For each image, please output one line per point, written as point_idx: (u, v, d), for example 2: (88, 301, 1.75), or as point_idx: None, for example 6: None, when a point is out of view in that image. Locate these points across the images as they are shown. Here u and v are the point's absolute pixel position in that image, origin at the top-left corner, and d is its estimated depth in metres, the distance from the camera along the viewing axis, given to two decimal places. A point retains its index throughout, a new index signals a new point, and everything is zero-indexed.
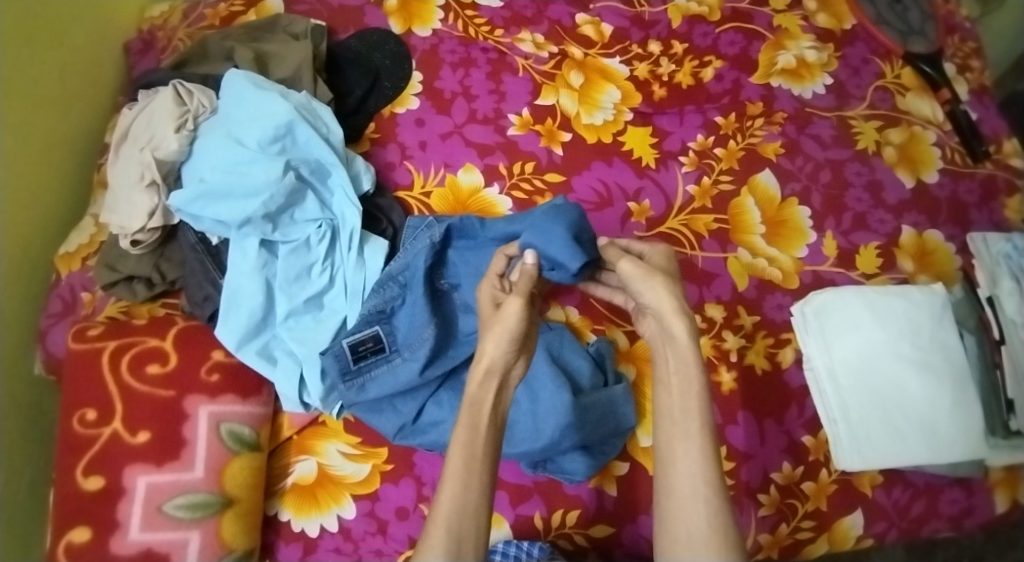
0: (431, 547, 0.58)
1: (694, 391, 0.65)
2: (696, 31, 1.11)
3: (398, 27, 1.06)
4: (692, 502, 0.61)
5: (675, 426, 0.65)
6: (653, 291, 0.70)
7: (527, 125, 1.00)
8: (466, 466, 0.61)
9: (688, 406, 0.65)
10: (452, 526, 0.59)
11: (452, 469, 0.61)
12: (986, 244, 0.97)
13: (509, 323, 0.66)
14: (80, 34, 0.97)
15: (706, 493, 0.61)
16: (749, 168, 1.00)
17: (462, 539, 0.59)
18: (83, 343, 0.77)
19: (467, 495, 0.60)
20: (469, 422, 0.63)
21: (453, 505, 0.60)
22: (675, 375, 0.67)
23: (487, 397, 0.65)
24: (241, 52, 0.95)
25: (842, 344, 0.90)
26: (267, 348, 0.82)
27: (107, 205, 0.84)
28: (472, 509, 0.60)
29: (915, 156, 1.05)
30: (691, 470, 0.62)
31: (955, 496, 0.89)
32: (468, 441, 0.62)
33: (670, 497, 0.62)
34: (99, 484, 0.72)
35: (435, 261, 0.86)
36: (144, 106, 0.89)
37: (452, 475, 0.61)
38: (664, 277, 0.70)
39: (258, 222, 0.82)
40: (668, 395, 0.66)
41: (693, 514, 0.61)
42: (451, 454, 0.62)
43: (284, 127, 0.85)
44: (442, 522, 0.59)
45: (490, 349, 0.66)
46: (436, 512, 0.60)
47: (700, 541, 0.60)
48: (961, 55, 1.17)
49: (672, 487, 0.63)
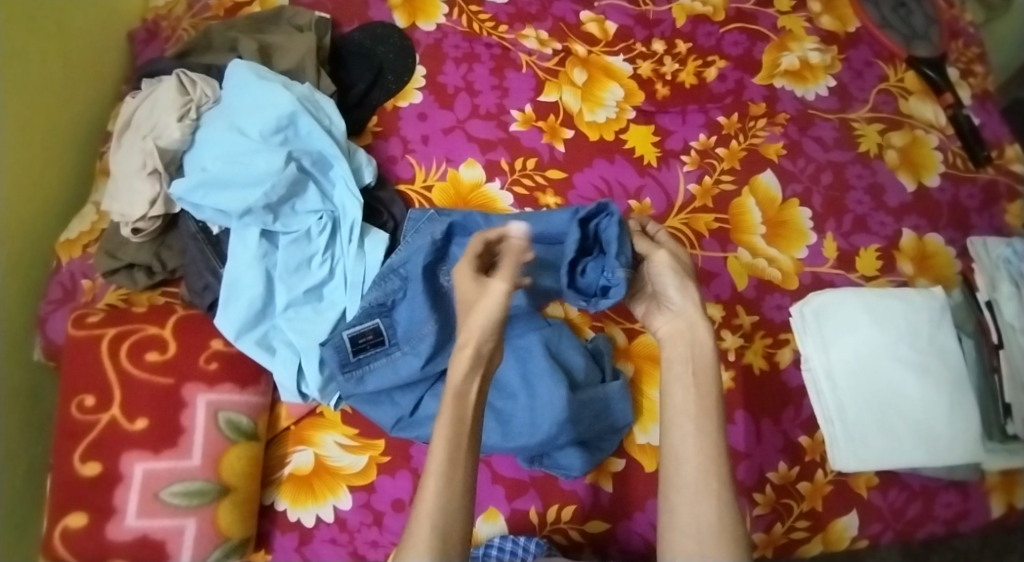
0: (415, 545, 0.57)
1: (711, 390, 0.66)
2: (700, 31, 1.11)
3: (402, 21, 1.06)
4: (704, 497, 0.61)
5: (687, 422, 0.65)
6: (682, 292, 0.72)
7: (530, 121, 1.00)
8: (451, 461, 0.60)
9: (701, 404, 0.65)
10: (439, 522, 0.58)
11: (437, 462, 0.60)
12: (986, 248, 0.97)
13: (493, 307, 0.64)
14: (85, 22, 0.97)
15: (718, 488, 0.62)
16: (750, 168, 1.00)
17: (447, 535, 0.58)
18: (82, 329, 0.77)
19: (452, 491, 0.59)
20: (451, 420, 0.61)
21: (440, 497, 0.59)
22: (693, 372, 0.67)
23: (462, 375, 0.62)
24: (245, 43, 0.95)
25: (839, 345, 0.90)
26: (266, 338, 0.82)
27: (110, 193, 0.84)
28: (457, 505, 0.60)
29: (917, 160, 1.05)
30: (701, 465, 0.63)
31: (951, 498, 0.89)
32: (453, 436, 0.61)
33: (681, 492, 0.62)
34: (96, 470, 0.72)
35: (438, 256, 0.84)
36: (148, 94, 0.89)
37: (437, 468, 0.60)
38: (695, 285, 0.72)
39: (260, 213, 0.82)
40: (684, 393, 0.66)
41: (704, 507, 0.61)
42: (433, 447, 0.61)
43: (287, 118, 0.85)
44: (428, 522, 0.58)
45: (475, 336, 0.63)
46: (420, 506, 0.59)
47: (712, 536, 0.60)
48: (964, 59, 1.17)
49: (684, 481, 0.62)
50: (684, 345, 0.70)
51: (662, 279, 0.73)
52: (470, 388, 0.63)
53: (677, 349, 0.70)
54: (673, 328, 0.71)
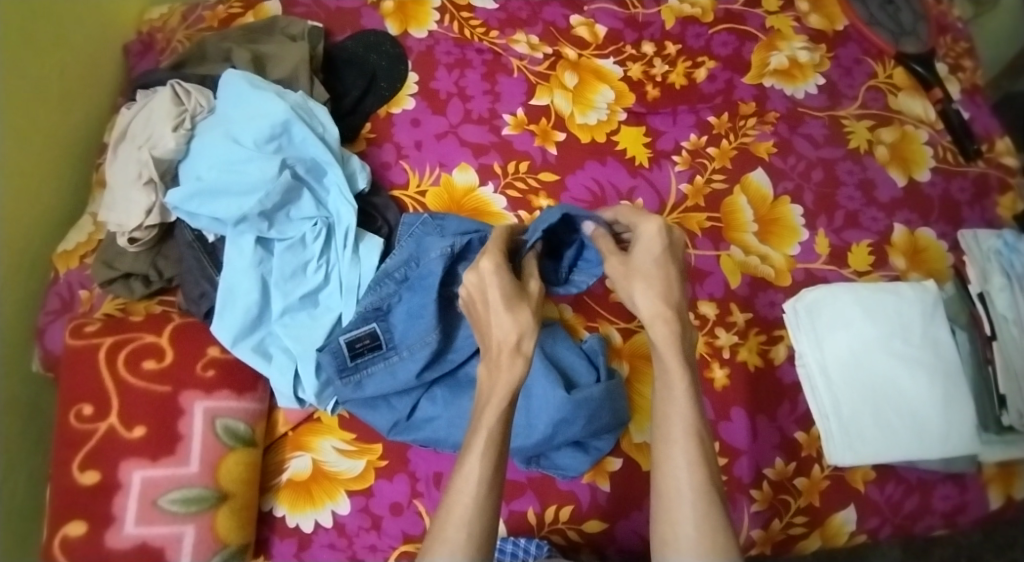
0: (448, 551, 0.59)
1: (678, 398, 0.68)
2: (689, 32, 1.12)
3: (394, 28, 1.07)
4: (681, 505, 0.63)
5: (666, 430, 0.67)
6: (646, 300, 0.74)
7: (522, 125, 1.01)
8: (493, 470, 0.63)
9: (673, 414, 0.67)
10: (471, 529, 0.60)
11: (478, 467, 0.63)
12: (977, 241, 0.98)
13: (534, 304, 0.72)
14: (81, 37, 0.98)
15: (693, 497, 0.63)
16: (741, 166, 1.01)
17: (479, 540, 0.61)
18: (80, 338, 0.78)
19: (489, 496, 0.62)
20: (500, 421, 0.65)
21: (474, 507, 0.61)
22: (662, 382, 0.69)
23: (522, 372, 0.68)
24: (238, 53, 0.96)
25: (833, 340, 0.90)
26: (263, 345, 0.83)
27: (106, 203, 0.85)
28: (489, 513, 0.62)
29: (907, 155, 1.05)
30: (678, 474, 0.65)
31: (949, 492, 0.89)
32: (494, 441, 0.64)
33: (660, 501, 0.65)
34: (94, 478, 0.73)
35: (448, 271, 0.86)
36: (142, 105, 0.90)
37: (475, 474, 0.62)
38: (660, 285, 0.74)
39: (254, 220, 0.83)
40: (660, 404, 0.69)
41: (680, 515, 0.63)
42: (472, 455, 0.63)
43: (280, 127, 0.86)
44: (460, 527, 0.60)
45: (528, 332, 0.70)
46: (451, 513, 0.61)
47: (689, 545, 0.62)
48: (953, 55, 1.18)
49: (662, 487, 0.65)
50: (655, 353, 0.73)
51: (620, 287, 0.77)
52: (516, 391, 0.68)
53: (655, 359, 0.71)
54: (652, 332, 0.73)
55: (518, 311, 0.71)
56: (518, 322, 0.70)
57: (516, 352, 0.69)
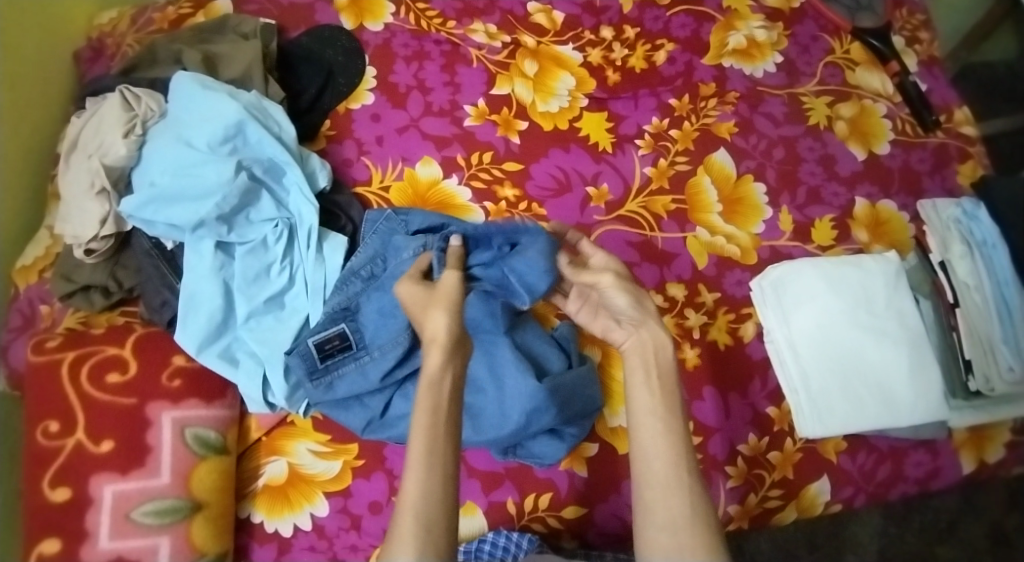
0: (400, 541, 0.56)
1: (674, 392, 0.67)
2: (647, 16, 1.12)
3: (349, 22, 1.05)
4: (675, 491, 0.61)
5: (654, 422, 0.65)
6: (639, 306, 0.74)
7: (483, 115, 1.00)
8: (431, 452, 0.60)
9: (669, 405, 0.66)
10: (421, 512, 0.57)
11: (418, 452, 0.59)
12: (936, 210, 0.98)
13: (450, 295, 0.69)
14: (28, 43, 0.95)
15: (689, 483, 0.62)
16: (704, 148, 1.01)
17: (431, 528, 0.57)
18: (42, 354, 0.76)
19: (435, 479, 0.59)
20: (429, 406, 0.62)
21: (420, 491, 0.58)
22: (656, 376, 0.68)
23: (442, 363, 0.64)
24: (189, 54, 0.94)
25: (799, 316, 0.91)
26: (229, 350, 0.81)
27: (61, 215, 0.83)
28: (439, 493, 0.59)
29: (866, 129, 1.06)
30: (674, 461, 0.63)
31: (921, 458, 0.91)
32: (430, 424, 0.61)
33: (652, 488, 0.62)
34: (65, 495, 0.71)
35: None
36: (92, 113, 0.88)
37: (419, 456, 0.59)
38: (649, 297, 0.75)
39: (213, 224, 0.81)
40: (647, 395, 0.67)
41: (675, 501, 0.61)
42: (415, 437, 0.60)
43: (234, 127, 0.85)
44: (411, 511, 0.57)
45: (439, 322, 0.66)
46: (402, 504, 0.58)
47: (685, 529, 0.60)
48: (909, 27, 1.19)
49: (652, 476, 0.62)
50: (640, 357, 0.70)
51: (615, 297, 0.75)
52: (445, 379, 0.64)
53: (640, 358, 0.70)
54: (636, 341, 0.71)
55: (432, 310, 0.68)
56: (428, 320, 0.68)
57: (430, 340, 0.65)
